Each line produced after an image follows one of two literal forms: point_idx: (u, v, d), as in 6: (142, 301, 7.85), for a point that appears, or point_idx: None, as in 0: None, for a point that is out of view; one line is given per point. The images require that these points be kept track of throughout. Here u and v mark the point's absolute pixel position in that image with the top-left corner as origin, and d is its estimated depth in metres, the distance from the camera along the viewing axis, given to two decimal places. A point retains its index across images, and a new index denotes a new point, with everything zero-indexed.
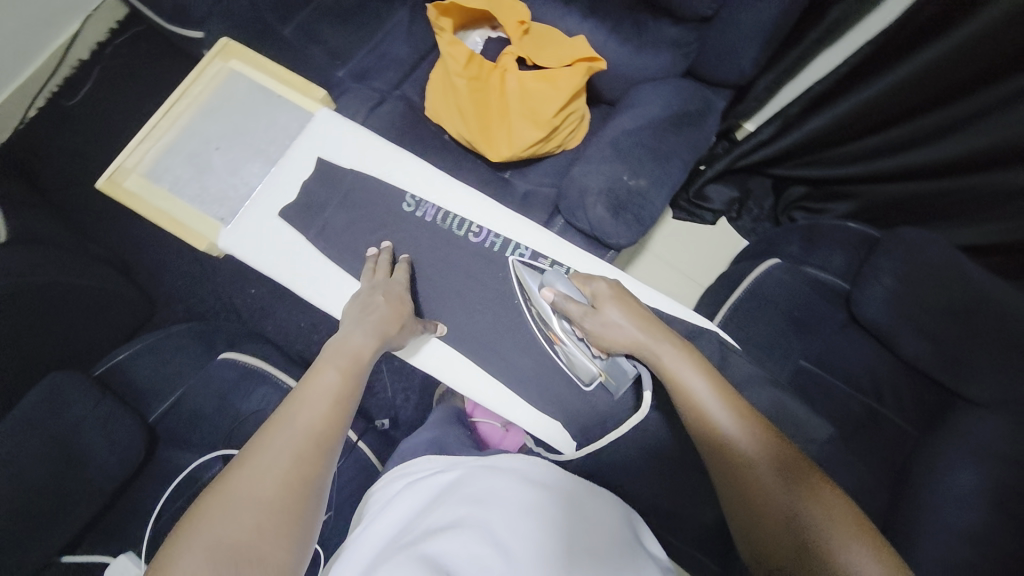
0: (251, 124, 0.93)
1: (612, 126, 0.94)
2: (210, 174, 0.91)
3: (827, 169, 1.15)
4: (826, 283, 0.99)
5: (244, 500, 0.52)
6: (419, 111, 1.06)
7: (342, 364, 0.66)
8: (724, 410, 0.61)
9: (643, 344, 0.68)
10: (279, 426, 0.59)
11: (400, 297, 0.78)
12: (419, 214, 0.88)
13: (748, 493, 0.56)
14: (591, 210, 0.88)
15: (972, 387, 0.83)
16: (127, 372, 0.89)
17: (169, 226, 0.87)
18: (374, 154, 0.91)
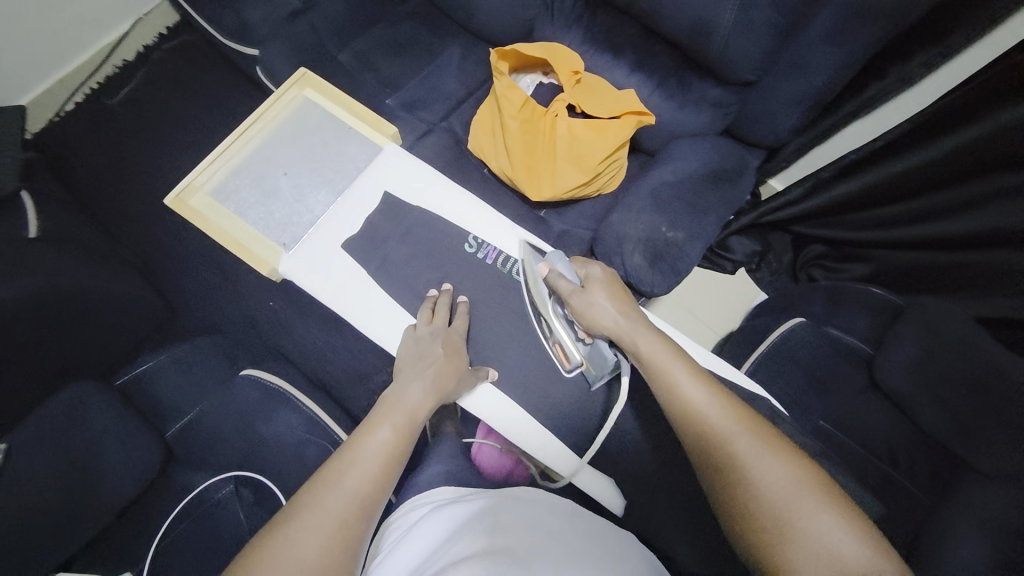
0: (320, 153, 0.97)
1: (653, 176, 0.97)
2: (275, 199, 0.94)
3: (847, 233, 1.18)
4: (847, 345, 1.00)
5: (288, 563, 0.53)
6: (463, 146, 1.10)
7: (397, 423, 0.67)
8: (697, 387, 0.64)
9: (624, 330, 0.72)
10: (330, 485, 0.60)
11: (459, 356, 0.80)
12: (479, 256, 0.92)
13: (723, 467, 0.58)
14: (628, 257, 0.90)
15: (981, 458, 0.80)
16: (150, 384, 0.88)
17: (233, 248, 0.90)
18: (436, 194, 0.96)
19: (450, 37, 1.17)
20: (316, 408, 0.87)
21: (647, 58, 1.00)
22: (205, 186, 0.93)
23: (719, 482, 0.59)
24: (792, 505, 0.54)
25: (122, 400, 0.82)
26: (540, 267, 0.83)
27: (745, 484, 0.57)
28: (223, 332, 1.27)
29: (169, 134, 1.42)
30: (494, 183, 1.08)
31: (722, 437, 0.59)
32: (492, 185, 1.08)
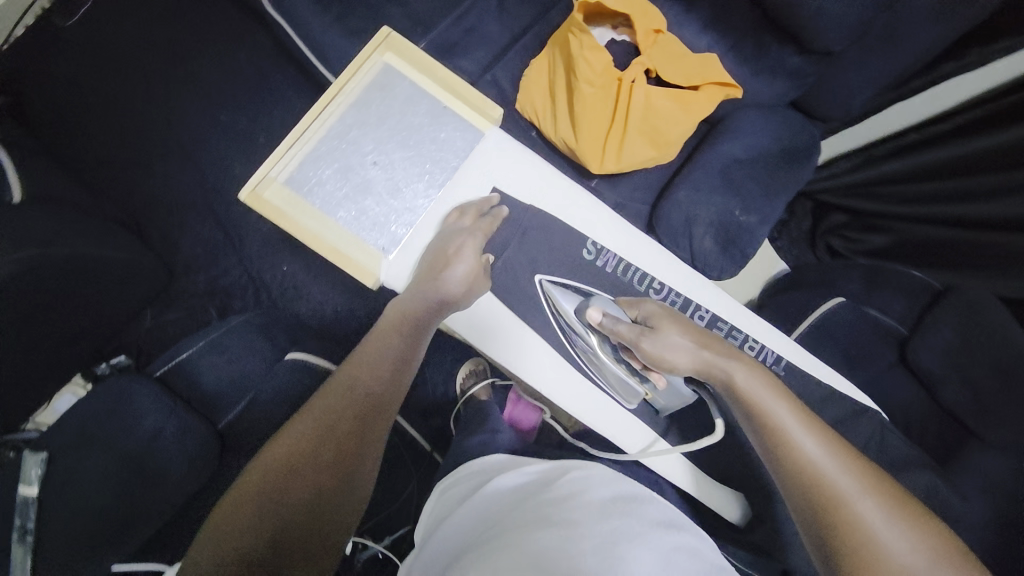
0: (413, 137, 0.79)
1: (720, 151, 0.90)
2: (370, 194, 0.76)
3: (874, 204, 1.15)
4: (885, 326, 1.03)
5: (307, 445, 0.53)
6: (509, 102, 0.99)
7: (404, 320, 0.66)
8: (808, 438, 0.56)
9: (713, 364, 0.64)
10: (346, 379, 0.60)
11: (472, 255, 0.72)
12: (601, 264, 0.83)
13: (845, 530, 0.51)
14: (697, 240, 0.87)
15: (989, 431, 0.89)
16: (191, 371, 0.81)
17: (328, 257, 0.73)
18: (545, 192, 0.84)
19: None
20: None
21: (723, 16, 0.90)
22: (279, 177, 0.74)
23: (837, 553, 0.51)
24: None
25: (169, 394, 0.76)
26: (590, 311, 0.73)
27: (870, 554, 0.50)
28: (234, 298, 1.17)
29: (142, 64, 1.20)
30: (546, 148, 0.98)
31: (842, 500, 0.52)
32: (539, 150, 0.99)
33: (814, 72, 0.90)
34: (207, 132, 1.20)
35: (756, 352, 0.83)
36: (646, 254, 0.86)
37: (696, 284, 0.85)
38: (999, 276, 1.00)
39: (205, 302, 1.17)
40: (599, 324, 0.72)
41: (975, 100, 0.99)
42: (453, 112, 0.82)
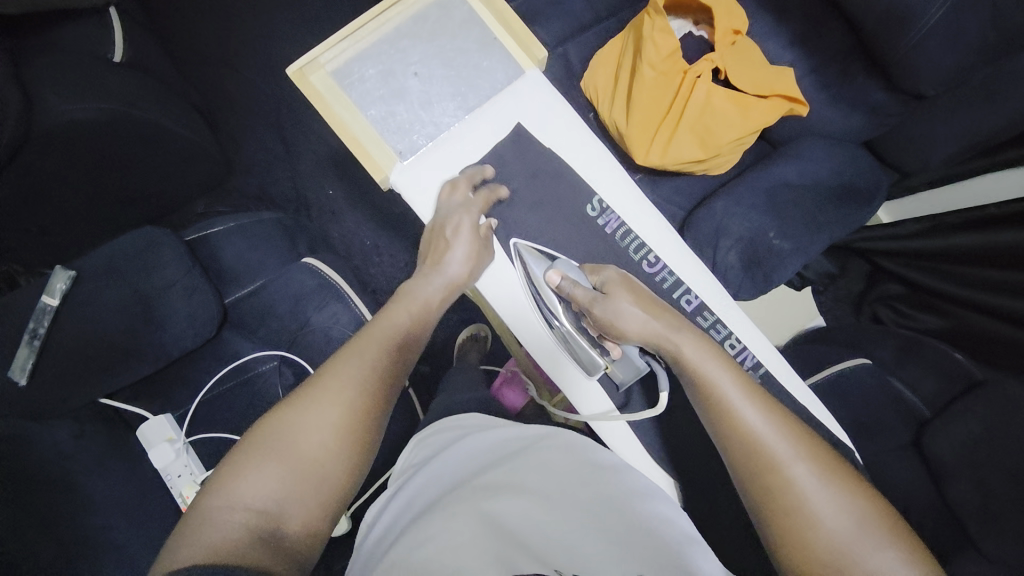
0: (458, 61, 0.81)
1: (774, 172, 0.87)
2: (403, 100, 0.79)
3: (931, 280, 1.08)
4: (906, 401, 0.96)
5: (312, 424, 0.54)
6: (574, 80, 1.00)
7: (413, 309, 0.67)
8: (748, 406, 0.58)
9: (660, 334, 0.64)
10: (349, 358, 0.60)
11: (465, 227, 0.72)
12: (600, 222, 0.79)
13: (779, 487, 0.53)
14: (721, 253, 0.84)
15: None
16: (215, 246, 0.87)
17: (348, 146, 0.76)
18: (572, 147, 0.82)
19: None
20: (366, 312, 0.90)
21: (814, 36, 0.87)
22: (329, 64, 0.78)
23: (770, 522, 0.53)
24: (852, 544, 0.50)
25: (191, 256, 0.82)
26: (549, 274, 0.71)
27: (803, 525, 0.51)
28: (276, 206, 1.24)
29: None
30: (597, 129, 0.98)
31: (776, 465, 0.54)
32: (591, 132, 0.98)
33: (898, 113, 0.86)
34: (295, 54, 1.28)
35: (735, 353, 0.76)
36: (654, 227, 0.79)
37: (698, 274, 0.78)
38: None
39: (249, 204, 1.25)
40: (560, 290, 0.70)
41: None
42: (501, 45, 0.83)
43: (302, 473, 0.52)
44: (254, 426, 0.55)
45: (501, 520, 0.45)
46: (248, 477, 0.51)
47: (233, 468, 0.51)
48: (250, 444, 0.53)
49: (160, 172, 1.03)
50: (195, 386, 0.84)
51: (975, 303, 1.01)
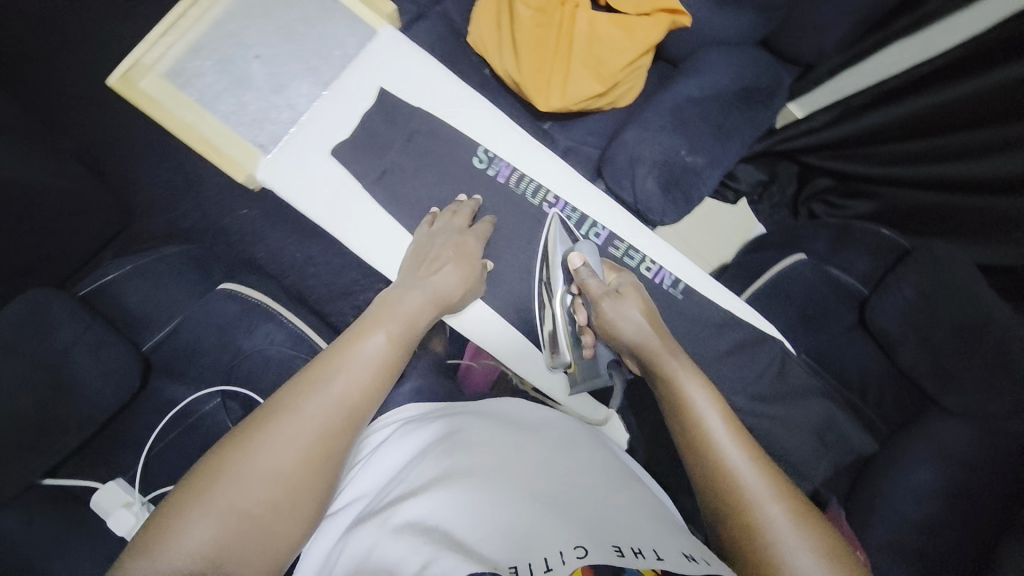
0: (298, 36, 0.79)
1: (677, 90, 0.86)
2: (249, 89, 0.76)
3: (855, 166, 1.10)
4: (845, 284, 0.98)
5: (261, 472, 0.47)
6: (461, 37, 0.95)
7: (395, 328, 0.59)
8: (730, 441, 0.53)
9: (658, 351, 0.59)
10: (311, 391, 0.52)
11: (451, 255, 0.67)
12: (490, 173, 0.76)
13: (759, 528, 0.47)
14: (640, 181, 0.83)
15: (951, 398, 0.83)
16: (115, 294, 0.85)
17: (200, 148, 0.74)
18: (454, 102, 0.78)
19: None
20: (301, 325, 0.85)
21: None
22: (158, 66, 0.75)
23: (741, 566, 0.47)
24: None
25: (89, 312, 0.77)
26: (571, 255, 0.68)
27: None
28: (189, 240, 1.16)
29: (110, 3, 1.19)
30: (496, 86, 0.94)
31: (750, 501, 0.48)
32: (492, 89, 0.95)
33: (784, 5, 0.85)
34: None
35: (652, 275, 0.76)
36: (556, 169, 0.78)
37: (610, 211, 0.78)
38: (978, 241, 0.95)
39: (163, 245, 1.16)
40: (576, 274, 0.67)
41: (958, 44, 0.93)
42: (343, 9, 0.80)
43: (244, 529, 0.45)
44: (199, 466, 0.48)
45: (423, 518, 0.41)
46: (184, 530, 0.43)
47: (170, 521, 0.44)
48: (192, 487, 0.46)
49: (56, 232, 0.93)
50: (139, 443, 0.80)
51: (900, 179, 1.05)
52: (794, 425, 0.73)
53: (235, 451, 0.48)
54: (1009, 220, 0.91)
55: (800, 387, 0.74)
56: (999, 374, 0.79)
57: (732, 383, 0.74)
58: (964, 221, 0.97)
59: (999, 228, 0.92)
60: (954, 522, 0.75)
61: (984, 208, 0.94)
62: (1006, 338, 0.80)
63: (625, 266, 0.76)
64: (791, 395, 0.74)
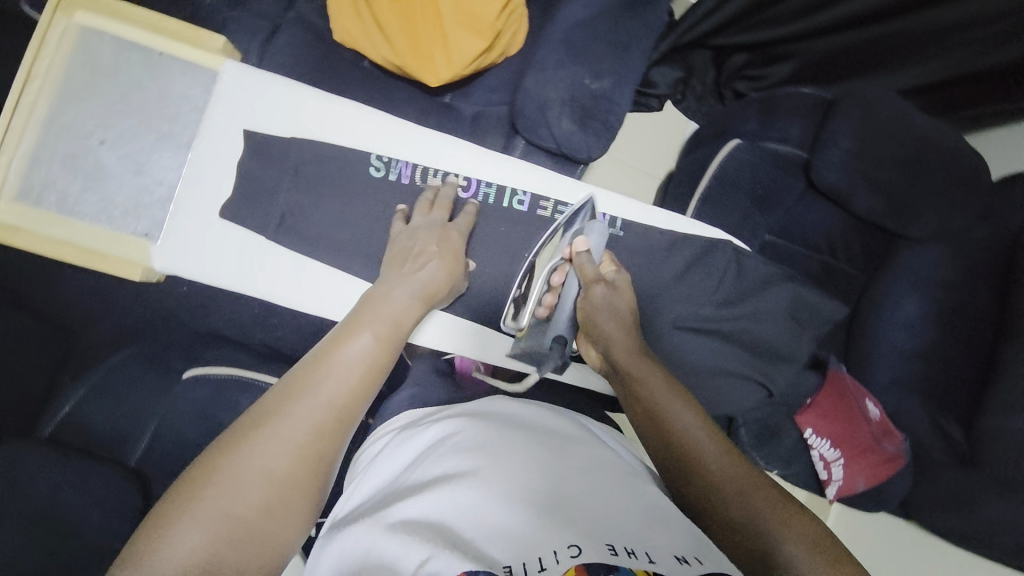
0: (135, 103, 0.71)
1: (562, 19, 0.82)
2: (107, 181, 0.70)
3: (764, 32, 1.10)
4: (784, 154, 0.99)
5: (251, 479, 0.44)
6: (326, 36, 0.88)
7: (382, 328, 0.55)
8: (701, 441, 0.55)
9: (636, 350, 0.63)
10: (299, 393, 0.48)
11: (435, 250, 0.65)
12: (392, 178, 0.73)
13: (735, 514, 0.50)
14: (555, 125, 0.80)
15: (911, 226, 0.96)
16: (85, 418, 0.82)
17: (86, 259, 0.69)
18: (339, 113, 0.73)
19: None
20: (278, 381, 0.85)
21: None
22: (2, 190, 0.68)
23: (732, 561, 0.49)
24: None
25: (61, 452, 0.73)
26: (579, 238, 0.68)
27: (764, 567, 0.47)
28: None
29: None
30: (381, 75, 0.89)
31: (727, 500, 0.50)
32: (379, 79, 0.89)
33: None
34: None
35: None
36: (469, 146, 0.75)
37: (533, 171, 0.76)
38: (901, 68, 1.06)
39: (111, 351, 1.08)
40: (573, 256, 0.68)
41: None
42: (172, 59, 0.72)
43: (233, 535, 0.42)
44: (191, 467, 0.45)
45: (423, 519, 0.39)
46: (174, 538, 0.41)
47: (158, 530, 0.41)
48: (184, 490, 0.43)
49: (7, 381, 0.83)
50: None
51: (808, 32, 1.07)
52: (777, 310, 0.76)
53: (225, 453, 0.45)
54: (929, 36, 1.01)
55: (761, 276, 0.76)
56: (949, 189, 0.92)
57: (704, 296, 0.75)
58: (885, 51, 1.06)
59: (923, 47, 1.03)
60: (946, 337, 0.94)
61: (901, 29, 1.02)
62: (943, 155, 0.92)
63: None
64: (760, 283, 0.76)
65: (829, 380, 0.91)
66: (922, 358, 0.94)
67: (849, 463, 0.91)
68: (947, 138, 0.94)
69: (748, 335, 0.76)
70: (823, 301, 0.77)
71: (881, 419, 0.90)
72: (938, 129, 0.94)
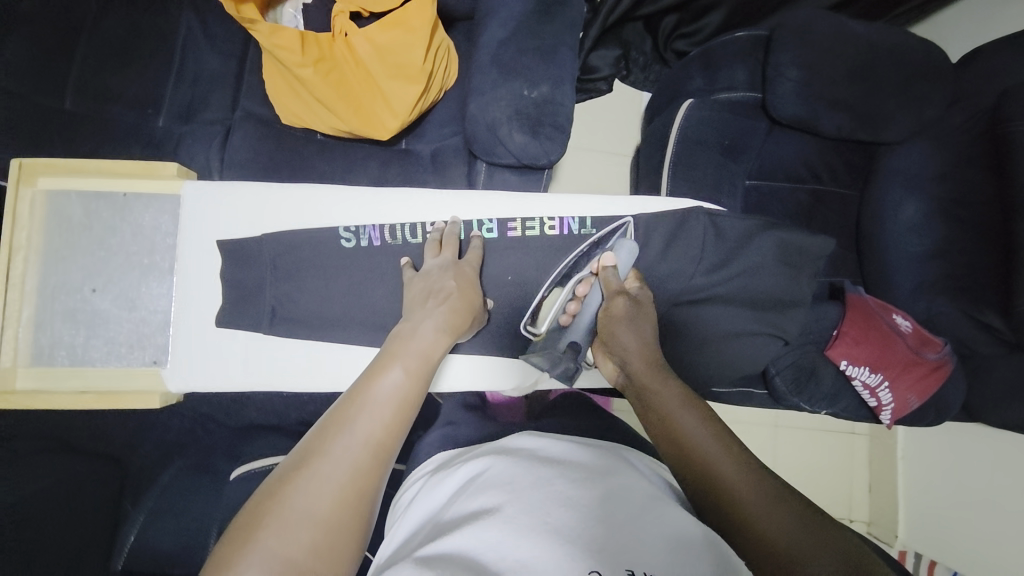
0: (113, 246, 0.74)
1: (485, 42, 0.86)
2: (108, 323, 0.73)
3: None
4: (739, 101, 0.99)
5: (296, 520, 0.40)
6: (275, 123, 0.92)
7: (411, 363, 0.54)
8: (719, 446, 0.53)
9: (656, 362, 0.63)
10: (338, 429, 0.45)
11: (450, 283, 0.66)
12: (365, 244, 0.75)
13: (746, 515, 0.47)
14: (510, 141, 0.81)
15: (884, 131, 0.95)
16: (148, 541, 0.83)
17: (102, 402, 0.71)
18: (305, 196, 0.76)
19: (172, 4, 0.93)
20: None
21: None
22: (17, 360, 0.71)
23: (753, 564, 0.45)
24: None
25: None
26: (604, 256, 0.71)
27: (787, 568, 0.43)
28: None
29: None
30: (335, 142, 0.91)
31: (748, 503, 0.48)
32: (334, 147, 0.92)
33: None
34: None
35: (557, 228, 0.77)
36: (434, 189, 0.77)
37: (497, 195, 0.77)
38: None
39: None
40: (600, 270, 0.71)
41: None
42: (135, 195, 0.75)
43: None
44: (239, 516, 0.41)
45: (452, 553, 0.38)
46: None
47: None
48: (231, 540, 0.39)
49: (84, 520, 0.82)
50: None
51: None
52: (770, 254, 0.77)
53: (270, 497, 0.41)
54: None
55: (740, 233, 0.77)
56: (906, 88, 0.92)
57: (692, 268, 0.76)
58: None
59: None
60: (957, 229, 0.91)
61: None
62: (889, 56, 0.92)
63: (533, 240, 0.76)
64: (744, 238, 0.77)
65: (849, 307, 0.90)
66: (936, 255, 0.92)
67: (894, 383, 0.89)
68: (890, 38, 0.93)
69: (746, 289, 0.77)
70: (810, 235, 0.77)
71: (914, 330, 0.89)
72: (878, 31, 0.94)
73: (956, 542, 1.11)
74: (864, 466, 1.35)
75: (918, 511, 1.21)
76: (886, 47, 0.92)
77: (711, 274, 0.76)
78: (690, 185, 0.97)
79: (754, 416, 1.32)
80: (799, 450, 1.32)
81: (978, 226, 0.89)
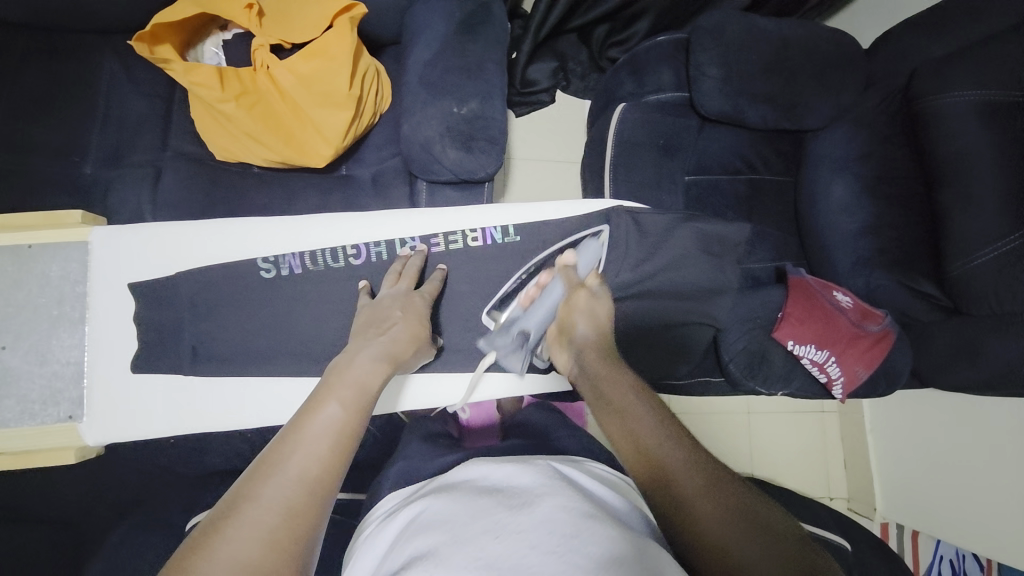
0: (21, 301, 0.71)
1: (412, 64, 0.87)
2: (18, 381, 0.70)
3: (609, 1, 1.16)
4: (668, 101, 1.02)
5: (222, 566, 0.38)
6: (209, 160, 0.91)
7: (346, 394, 0.53)
8: (668, 440, 0.50)
9: (611, 354, 0.60)
10: (270, 470, 0.44)
11: (393, 312, 0.66)
12: (285, 272, 0.75)
13: (689, 518, 0.45)
14: (444, 157, 0.82)
15: (804, 119, 0.99)
16: None
17: (21, 463, 0.68)
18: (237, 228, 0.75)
19: (91, 50, 0.92)
20: None
21: None
22: None
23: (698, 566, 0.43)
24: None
25: None
26: (567, 254, 0.73)
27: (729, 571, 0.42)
28: None
29: None
30: (272, 174, 0.90)
31: (692, 501, 0.45)
32: (272, 179, 0.91)
33: None
34: None
35: (481, 238, 0.78)
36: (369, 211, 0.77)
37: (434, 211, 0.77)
38: None
39: None
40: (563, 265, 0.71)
41: None
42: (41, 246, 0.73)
43: None
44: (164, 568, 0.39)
45: None
46: None
47: None
48: None
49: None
50: None
51: None
52: (701, 245, 0.79)
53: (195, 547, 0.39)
54: None
55: (664, 227, 0.79)
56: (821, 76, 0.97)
57: (621, 266, 0.78)
58: None
59: None
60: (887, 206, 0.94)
61: None
62: (801, 49, 0.97)
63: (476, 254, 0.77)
64: (673, 232, 0.79)
65: (792, 289, 0.94)
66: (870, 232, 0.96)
67: (841, 357, 0.91)
68: (801, 32, 0.98)
69: (679, 282, 0.79)
70: (731, 225, 0.80)
71: (855, 305, 0.92)
72: (790, 26, 0.99)
73: (931, 508, 1.14)
74: (837, 442, 1.37)
75: (891, 481, 1.24)
76: (798, 41, 0.97)
77: (644, 270, 0.78)
78: (631, 186, 0.99)
79: (724, 405, 1.33)
80: (772, 434, 1.34)
81: (903, 201, 0.93)
